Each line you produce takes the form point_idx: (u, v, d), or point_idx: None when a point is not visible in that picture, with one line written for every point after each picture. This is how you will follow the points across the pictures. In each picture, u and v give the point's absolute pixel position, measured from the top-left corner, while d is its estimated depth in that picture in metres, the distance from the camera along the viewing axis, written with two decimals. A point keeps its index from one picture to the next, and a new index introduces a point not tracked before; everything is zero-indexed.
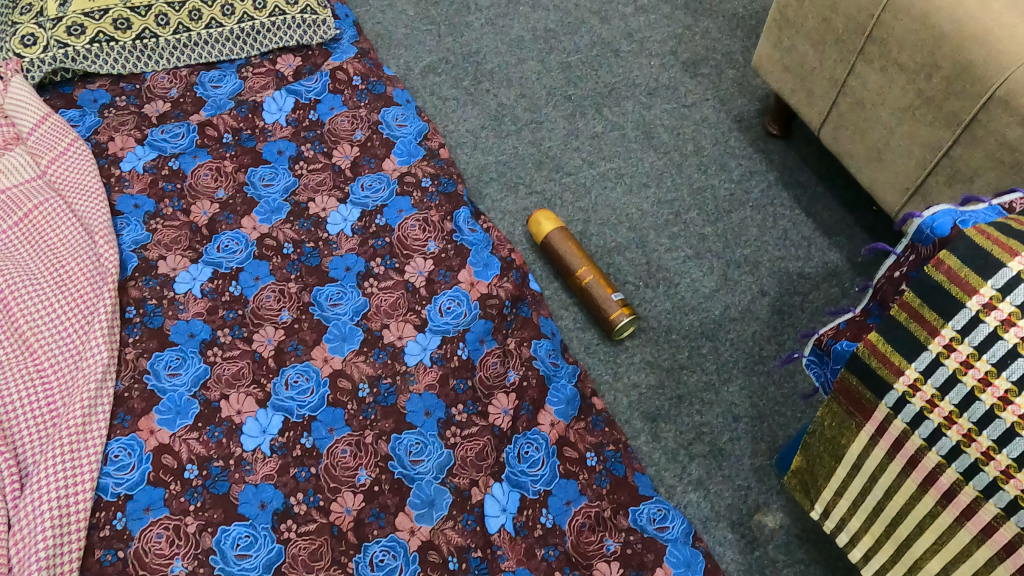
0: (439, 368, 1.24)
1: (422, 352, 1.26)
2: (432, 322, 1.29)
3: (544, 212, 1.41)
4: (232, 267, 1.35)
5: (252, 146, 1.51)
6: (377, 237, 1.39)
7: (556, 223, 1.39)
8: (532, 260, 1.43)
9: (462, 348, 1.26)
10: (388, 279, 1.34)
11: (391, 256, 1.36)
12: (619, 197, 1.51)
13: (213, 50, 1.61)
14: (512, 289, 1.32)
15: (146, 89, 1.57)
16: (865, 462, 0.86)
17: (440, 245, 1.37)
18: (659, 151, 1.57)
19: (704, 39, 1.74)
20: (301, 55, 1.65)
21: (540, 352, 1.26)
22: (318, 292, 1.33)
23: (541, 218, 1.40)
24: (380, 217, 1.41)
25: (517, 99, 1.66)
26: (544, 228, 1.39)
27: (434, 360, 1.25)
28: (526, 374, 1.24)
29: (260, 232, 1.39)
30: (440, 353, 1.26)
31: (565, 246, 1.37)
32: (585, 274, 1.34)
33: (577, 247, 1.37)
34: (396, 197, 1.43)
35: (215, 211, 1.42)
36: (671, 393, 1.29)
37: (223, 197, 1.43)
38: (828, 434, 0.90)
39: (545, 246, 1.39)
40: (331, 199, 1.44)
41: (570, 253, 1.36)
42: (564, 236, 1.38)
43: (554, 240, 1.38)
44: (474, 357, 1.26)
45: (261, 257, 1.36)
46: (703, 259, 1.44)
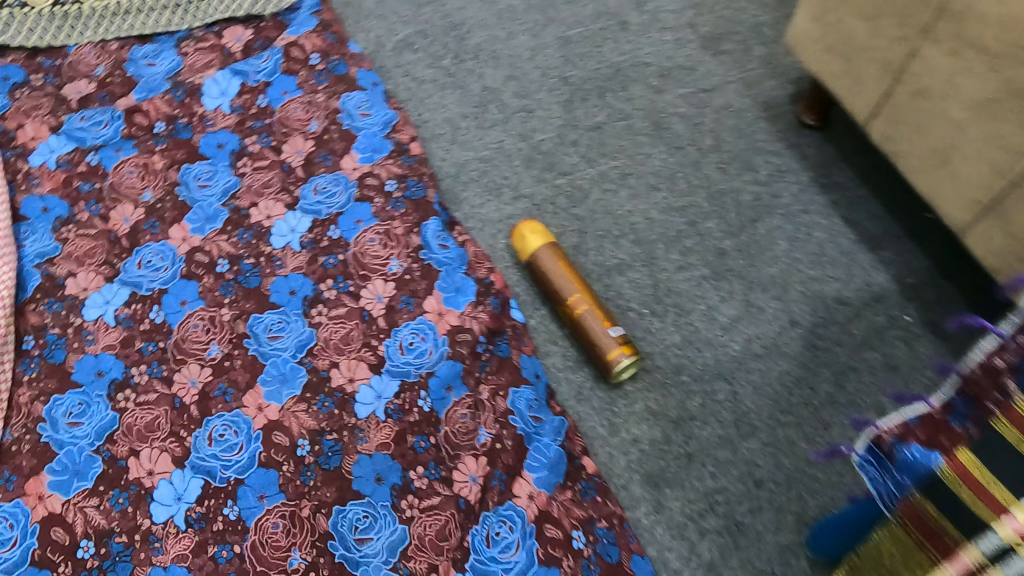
0: (395, 423, 1.02)
1: (376, 402, 1.03)
2: (390, 360, 1.06)
3: (532, 224, 1.17)
4: (154, 288, 1.12)
5: (187, 138, 1.27)
6: (328, 254, 1.15)
7: (546, 238, 1.16)
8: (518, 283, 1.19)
9: (423, 398, 1.03)
10: (339, 305, 1.10)
11: (344, 277, 1.13)
12: (622, 202, 1.26)
13: (147, 21, 1.40)
14: (489, 322, 1.09)
15: (67, 65, 1.36)
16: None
17: (404, 264, 1.13)
18: (671, 146, 1.33)
19: (727, 11, 1.48)
20: (252, 27, 1.41)
21: (519, 405, 1.03)
22: (255, 321, 1.10)
23: (527, 231, 1.16)
24: (334, 228, 1.17)
25: (505, 81, 1.41)
26: (531, 245, 1.15)
27: (390, 413, 1.02)
28: (500, 432, 1.01)
29: (190, 244, 1.16)
30: (396, 402, 1.03)
31: (555, 268, 1.13)
32: (579, 303, 1.10)
33: (571, 270, 1.14)
34: (353, 204, 1.19)
35: (139, 216, 1.19)
36: (678, 452, 1.07)
37: (149, 199, 1.20)
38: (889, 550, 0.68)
39: (531, 265, 1.15)
40: (277, 202, 1.20)
41: (561, 276, 1.12)
42: (554, 254, 1.14)
43: (542, 260, 1.14)
44: (439, 408, 1.02)
45: (190, 275, 1.13)
46: (720, 279, 1.20)
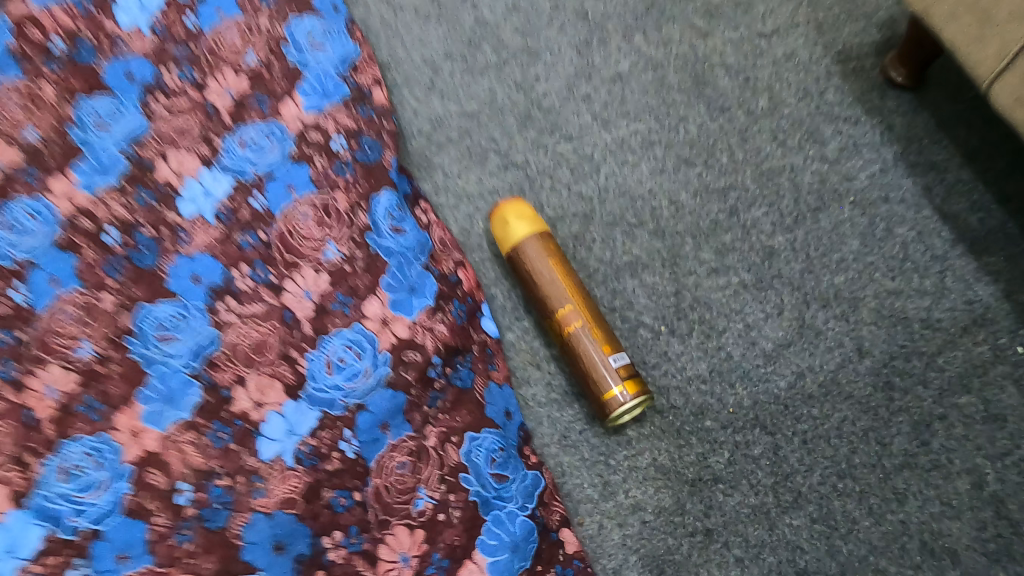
0: (308, 472, 0.73)
1: (286, 439, 0.73)
2: (313, 380, 0.77)
3: (516, 203, 0.87)
4: (19, 256, 0.66)
5: (93, 65, 0.75)
6: (246, 229, 0.80)
7: (533, 224, 0.86)
8: (502, 285, 0.94)
9: (348, 441, 0.76)
10: (255, 300, 0.78)
11: (265, 262, 0.80)
12: (643, 179, 0.97)
13: None
14: (447, 339, 0.84)
15: None
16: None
17: (344, 250, 0.84)
18: (712, 107, 1.03)
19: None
20: None
21: (478, 460, 0.80)
22: (145, 312, 0.71)
23: (508, 214, 0.87)
24: (258, 193, 0.84)
25: (505, 13, 1.09)
26: (513, 234, 0.86)
27: (303, 457, 0.73)
28: (447, 494, 0.77)
29: (74, 199, 0.70)
30: (312, 443, 0.74)
31: (543, 267, 0.84)
32: (571, 318, 0.82)
33: (564, 269, 0.85)
34: (289, 163, 0.86)
35: (13, 161, 0.68)
36: (692, 528, 0.81)
37: (34, 140, 0.69)
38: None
39: (512, 261, 0.86)
40: (188, 153, 0.81)
41: (549, 278, 0.84)
42: (542, 248, 0.85)
43: (526, 255, 0.85)
44: (369, 454, 0.76)
45: (68, 243, 0.68)
46: (766, 289, 0.91)
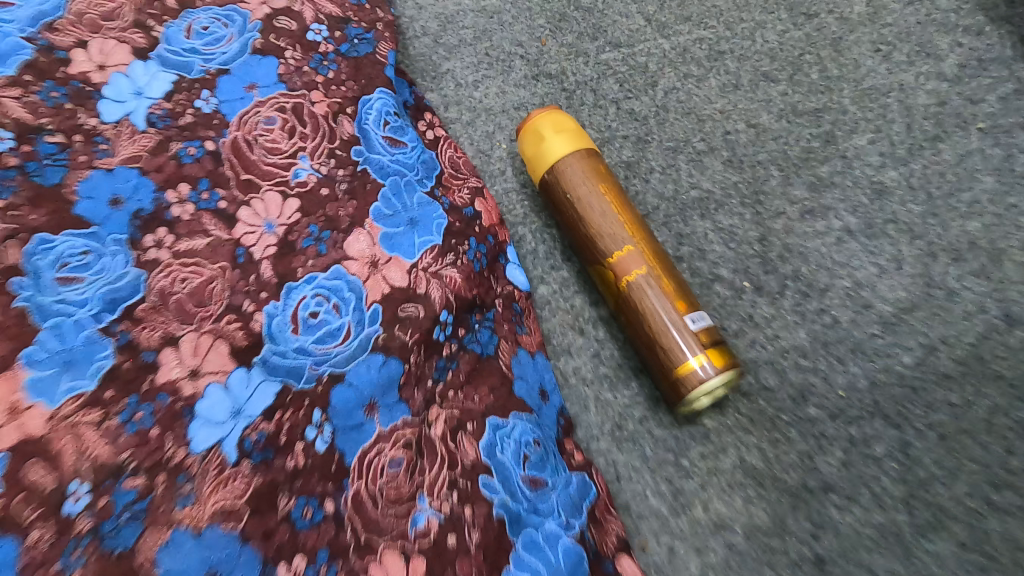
0: (260, 470, 0.50)
1: (229, 424, 0.52)
2: (272, 342, 0.56)
3: (554, 114, 0.66)
4: None
5: None
6: (186, 139, 0.62)
7: (578, 140, 0.64)
8: (539, 224, 0.72)
9: (319, 426, 0.53)
10: (197, 233, 0.59)
11: (212, 181, 0.61)
12: (711, 97, 0.75)
13: None
14: (461, 290, 0.61)
15: None
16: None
17: (319, 168, 0.63)
18: (794, 13, 0.80)
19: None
20: None
21: (505, 455, 0.56)
22: (35, 243, 0.52)
23: (543, 127, 0.65)
24: (208, 94, 0.64)
25: None
26: (550, 152, 0.64)
27: (252, 449, 0.51)
28: (459, 507, 0.53)
29: None
30: (268, 430, 0.52)
31: (591, 195, 0.62)
32: (631, 263, 0.60)
33: (620, 199, 0.63)
34: (250, 57, 0.66)
35: None
36: (793, 556, 0.57)
37: None
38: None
39: (549, 188, 0.65)
40: (120, 45, 0.64)
41: (600, 210, 0.62)
42: (591, 171, 0.63)
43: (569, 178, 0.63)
44: (348, 446, 0.53)
45: None
46: (877, 237, 0.68)
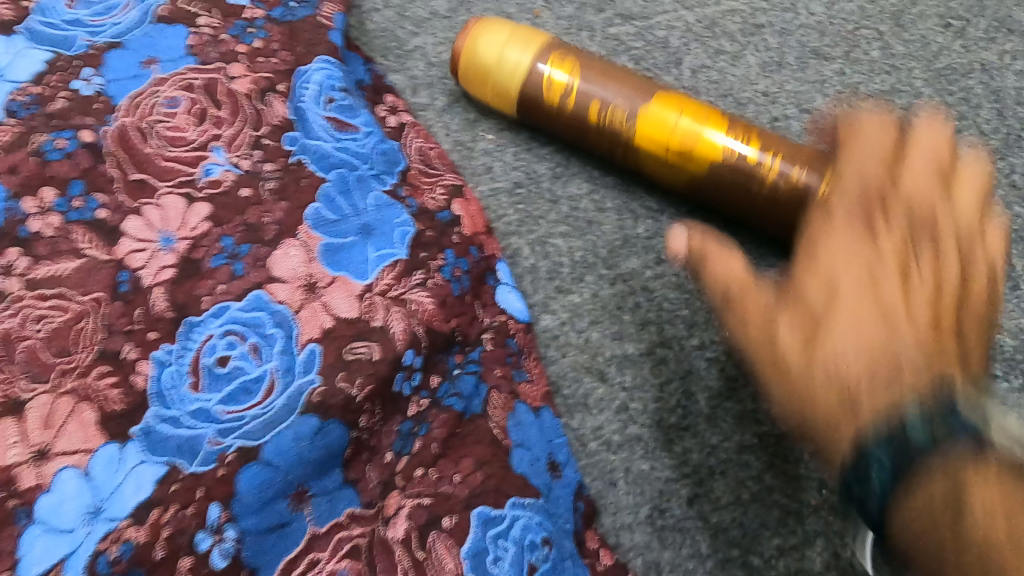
0: None
1: (77, 534, 0.35)
2: (160, 402, 0.39)
3: (490, 24, 0.53)
4: None
5: None
6: (56, 129, 0.45)
7: (531, 40, 0.52)
8: (541, 232, 0.52)
9: (220, 533, 0.36)
10: (64, 254, 0.42)
11: (88, 184, 0.44)
12: (749, 80, 0.60)
13: None
14: (433, 320, 0.43)
15: None
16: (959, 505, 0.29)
17: (239, 163, 0.46)
18: None
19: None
20: None
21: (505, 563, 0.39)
22: None
23: (490, 43, 0.52)
24: (91, 72, 0.47)
25: None
26: (523, 65, 0.52)
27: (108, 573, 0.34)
28: None
29: None
30: (139, 538, 0.35)
31: (612, 93, 0.50)
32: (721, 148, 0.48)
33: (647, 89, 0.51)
34: (150, 27, 0.50)
35: None
36: None
37: None
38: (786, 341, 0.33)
39: (536, 108, 0.52)
40: None
41: (625, 94, 0.50)
42: (590, 66, 0.51)
43: (559, 91, 0.51)
44: (260, 561, 0.36)
45: None
46: None
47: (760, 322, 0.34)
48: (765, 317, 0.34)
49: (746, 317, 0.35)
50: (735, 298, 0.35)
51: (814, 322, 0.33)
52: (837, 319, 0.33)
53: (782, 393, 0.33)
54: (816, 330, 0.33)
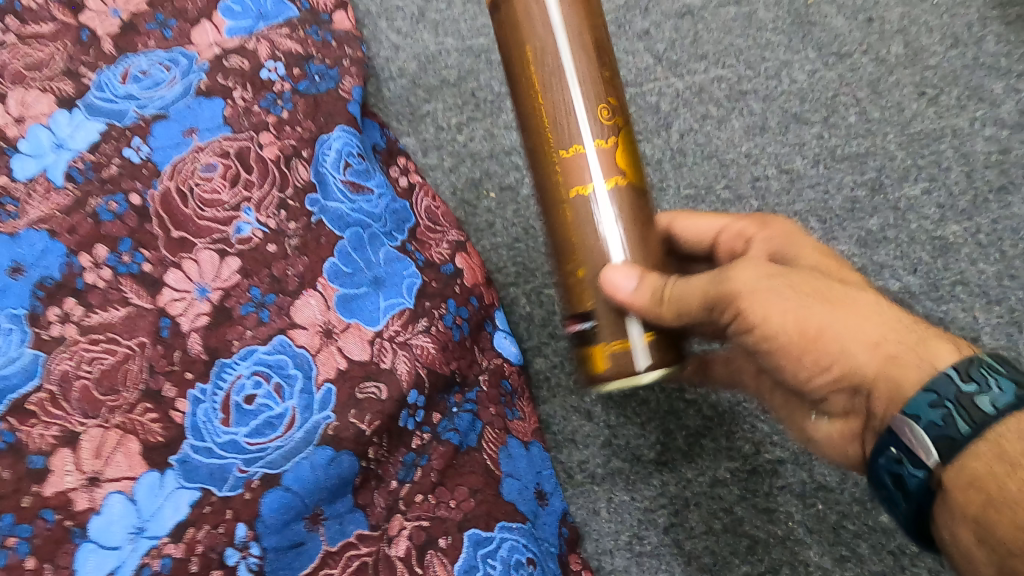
0: None
1: (125, 549, 0.42)
2: (194, 436, 0.44)
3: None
4: None
5: None
6: (108, 194, 0.52)
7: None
8: (536, 283, 0.63)
9: (244, 549, 0.43)
10: (113, 304, 0.49)
11: (136, 242, 0.51)
12: (734, 145, 0.67)
13: None
14: (433, 364, 0.50)
15: None
16: (1016, 451, 0.34)
17: (266, 221, 0.52)
18: (825, 50, 0.69)
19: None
20: None
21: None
22: None
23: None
24: (139, 142, 0.55)
25: None
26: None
27: None
28: None
29: None
30: (176, 553, 0.42)
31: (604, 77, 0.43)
32: (588, 171, 0.41)
33: (612, 82, 0.41)
34: (191, 100, 0.57)
35: None
36: None
37: None
38: (815, 348, 0.39)
39: (506, 5, 0.41)
40: (43, 94, 0.57)
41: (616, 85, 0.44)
42: (578, 8, 0.40)
43: (544, 21, 0.40)
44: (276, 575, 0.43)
45: None
46: (942, 300, 0.61)
47: (799, 343, 0.39)
48: (795, 330, 0.39)
49: (782, 339, 0.39)
50: (762, 310, 0.39)
51: (856, 349, 0.38)
52: (873, 331, 0.38)
53: (813, 370, 0.39)
54: (855, 339, 0.38)
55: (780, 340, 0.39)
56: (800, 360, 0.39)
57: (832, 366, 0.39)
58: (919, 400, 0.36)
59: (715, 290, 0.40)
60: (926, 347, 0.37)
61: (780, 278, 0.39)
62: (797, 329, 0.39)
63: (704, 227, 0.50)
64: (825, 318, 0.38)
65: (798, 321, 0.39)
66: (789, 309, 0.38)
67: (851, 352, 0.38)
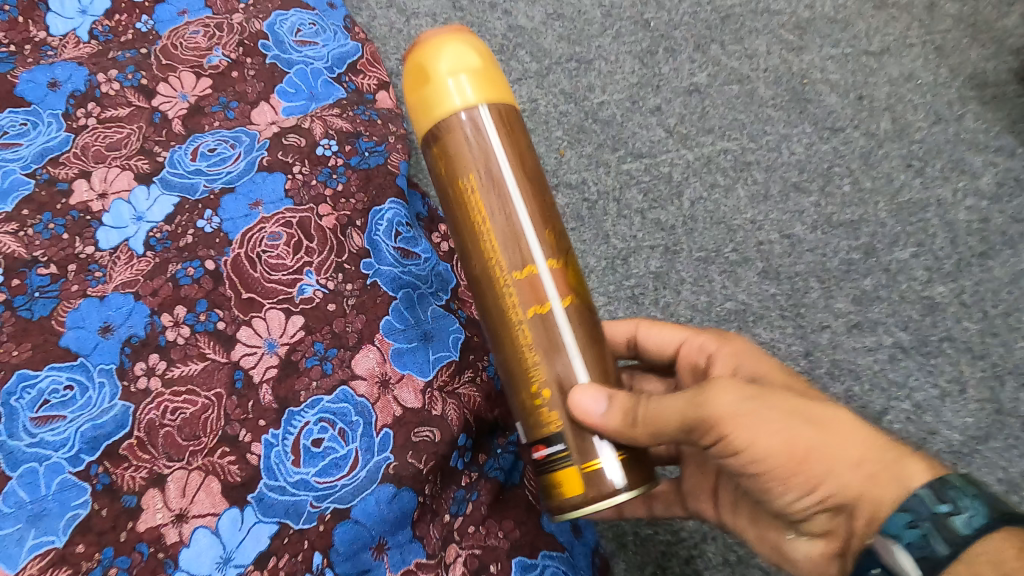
0: None
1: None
2: (269, 476, 0.50)
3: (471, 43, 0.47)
4: None
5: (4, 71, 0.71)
6: (185, 260, 0.59)
7: (490, 88, 0.47)
8: None
9: (319, 575, 0.48)
10: (192, 358, 0.55)
11: (211, 303, 0.57)
12: (740, 211, 0.74)
13: None
14: (478, 410, 0.56)
15: None
16: (1007, 567, 0.37)
17: (326, 283, 0.58)
18: (819, 125, 0.78)
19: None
20: None
21: None
22: (20, 383, 0.54)
23: (451, 61, 0.46)
24: (210, 213, 0.62)
25: (546, 20, 0.86)
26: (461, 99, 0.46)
27: None
28: None
29: None
30: None
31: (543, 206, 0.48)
32: (544, 289, 0.46)
33: (547, 209, 0.48)
34: (255, 174, 0.64)
35: None
36: None
37: None
38: (804, 472, 0.43)
39: (449, 143, 0.46)
40: (122, 171, 0.66)
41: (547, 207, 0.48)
42: (511, 145, 0.46)
43: (491, 154, 0.46)
44: None
45: None
46: (932, 354, 0.67)
47: (792, 464, 0.43)
48: (785, 454, 0.43)
49: (770, 460, 0.43)
50: (752, 435, 0.43)
51: (848, 468, 0.43)
52: (854, 453, 0.43)
53: (798, 489, 0.44)
54: (841, 462, 0.43)
55: (768, 462, 0.43)
56: (787, 481, 0.44)
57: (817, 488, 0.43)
58: (899, 520, 0.40)
59: (702, 415, 0.43)
60: (898, 467, 0.42)
61: (769, 405, 0.43)
62: (791, 455, 0.43)
63: (667, 338, 0.59)
64: (813, 444, 0.43)
65: (789, 443, 0.43)
66: (780, 432, 0.43)
67: (845, 472, 0.43)
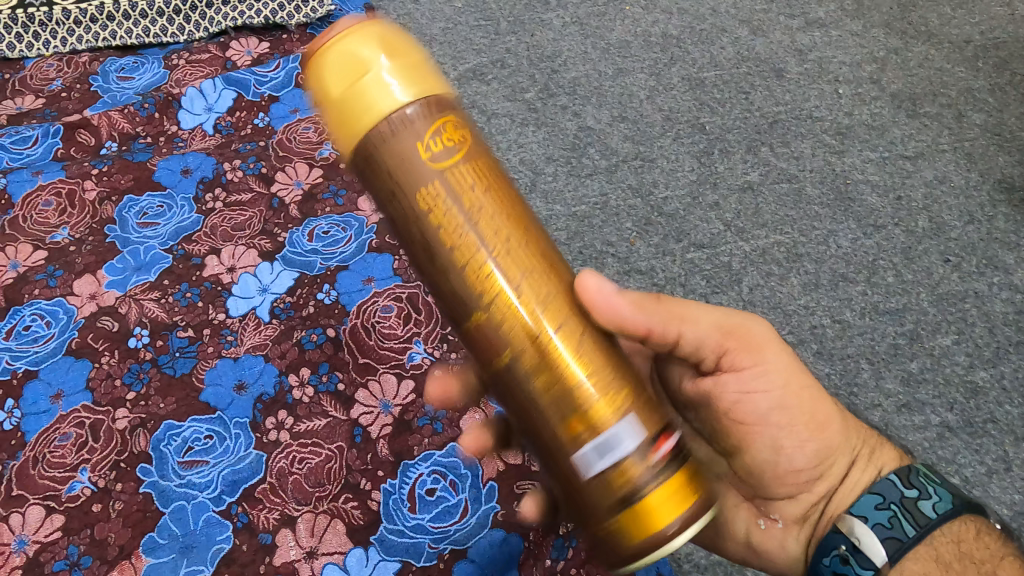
0: None
1: None
2: (388, 521, 0.58)
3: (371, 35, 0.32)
4: (39, 393, 0.64)
5: (142, 160, 0.80)
6: (310, 328, 0.67)
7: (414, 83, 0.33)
8: None
9: None
10: (317, 415, 0.62)
11: (332, 366, 0.65)
12: (795, 296, 0.81)
13: (137, 28, 0.94)
14: None
15: (23, 97, 0.87)
16: (972, 554, 0.39)
17: (433, 352, 0.66)
18: (863, 222, 0.86)
19: (923, 69, 0.97)
20: (269, 40, 0.94)
21: None
22: (166, 432, 0.62)
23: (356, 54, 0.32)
24: (329, 288, 0.70)
25: (612, 122, 0.95)
26: (390, 103, 0.32)
27: None
28: None
29: (133, 319, 0.68)
30: None
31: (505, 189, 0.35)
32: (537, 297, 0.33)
33: (513, 235, 0.33)
34: (367, 255, 0.72)
35: (50, 296, 0.70)
36: None
37: (85, 262, 0.72)
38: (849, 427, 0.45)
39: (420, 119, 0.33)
40: (248, 249, 0.73)
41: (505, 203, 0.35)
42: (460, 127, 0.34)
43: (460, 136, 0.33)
44: None
45: (93, 382, 0.64)
46: (977, 433, 0.73)
47: (803, 429, 0.43)
48: (806, 415, 0.43)
49: (793, 410, 0.43)
50: (773, 368, 0.43)
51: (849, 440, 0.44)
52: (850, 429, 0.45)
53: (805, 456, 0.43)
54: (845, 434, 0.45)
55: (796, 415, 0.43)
56: (799, 442, 0.43)
57: (790, 468, 0.44)
58: (866, 503, 0.40)
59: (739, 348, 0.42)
60: (876, 451, 0.44)
61: (805, 369, 0.44)
62: (808, 415, 0.43)
63: None
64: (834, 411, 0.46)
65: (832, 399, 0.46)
66: (796, 383, 0.43)
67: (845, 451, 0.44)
